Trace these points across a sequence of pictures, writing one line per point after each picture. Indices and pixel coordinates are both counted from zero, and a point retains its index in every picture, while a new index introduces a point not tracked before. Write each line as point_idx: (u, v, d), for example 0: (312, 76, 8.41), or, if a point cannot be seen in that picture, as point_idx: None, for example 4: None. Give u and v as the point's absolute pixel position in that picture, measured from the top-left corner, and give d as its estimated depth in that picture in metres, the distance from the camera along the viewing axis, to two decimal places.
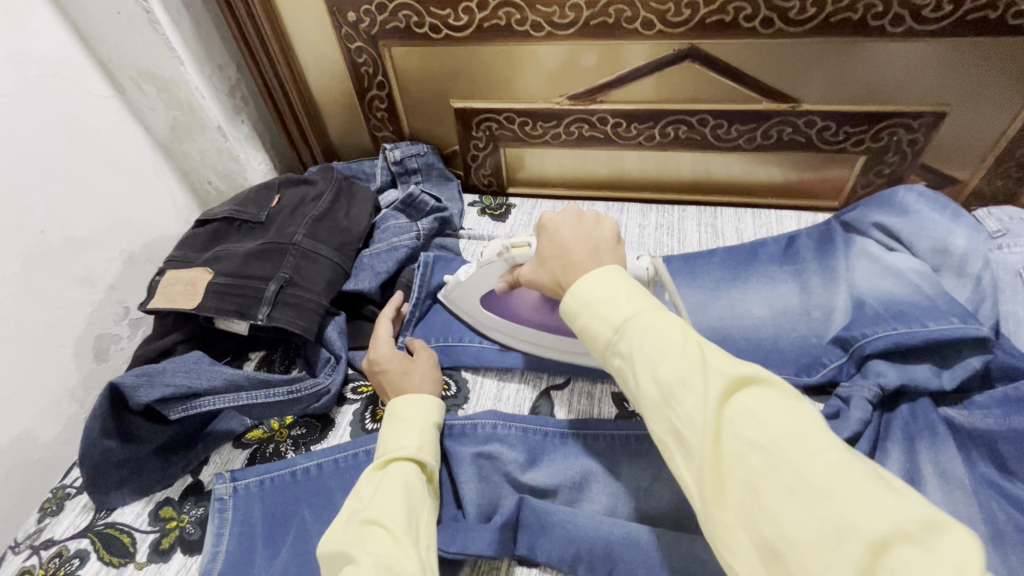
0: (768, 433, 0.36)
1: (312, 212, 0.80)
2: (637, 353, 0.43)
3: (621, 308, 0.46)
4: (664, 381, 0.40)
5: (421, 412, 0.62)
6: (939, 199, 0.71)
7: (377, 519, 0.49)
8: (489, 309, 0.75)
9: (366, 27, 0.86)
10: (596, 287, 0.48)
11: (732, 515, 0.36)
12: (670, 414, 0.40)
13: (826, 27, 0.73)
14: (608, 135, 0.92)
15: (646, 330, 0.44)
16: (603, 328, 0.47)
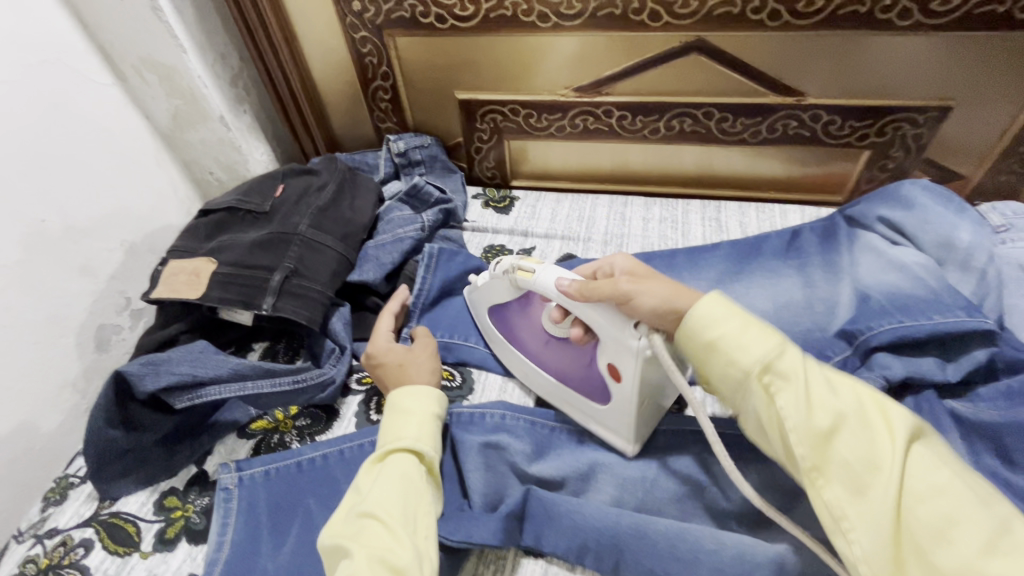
0: (946, 484, 0.38)
1: (316, 202, 0.80)
2: (804, 390, 0.44)
3: (760, 342, 0.46)
4: (834, 417, 0.42)
5: (422, 403, 0.61)
6: (945, 194, 0.72)
7: (372, 513, 0.49)
8: (491, 314, 0.73)
9: (371, 16, 0.86)
10: (711, 317, 0.49)
11: (855, 545, 0.39)
12: (833, 452, 0.42)
13: (833, 20, 0.73)
14: (613, 128, 0.92)
15: (804, 365, 0.45)
16: (733, 367, 0.47)
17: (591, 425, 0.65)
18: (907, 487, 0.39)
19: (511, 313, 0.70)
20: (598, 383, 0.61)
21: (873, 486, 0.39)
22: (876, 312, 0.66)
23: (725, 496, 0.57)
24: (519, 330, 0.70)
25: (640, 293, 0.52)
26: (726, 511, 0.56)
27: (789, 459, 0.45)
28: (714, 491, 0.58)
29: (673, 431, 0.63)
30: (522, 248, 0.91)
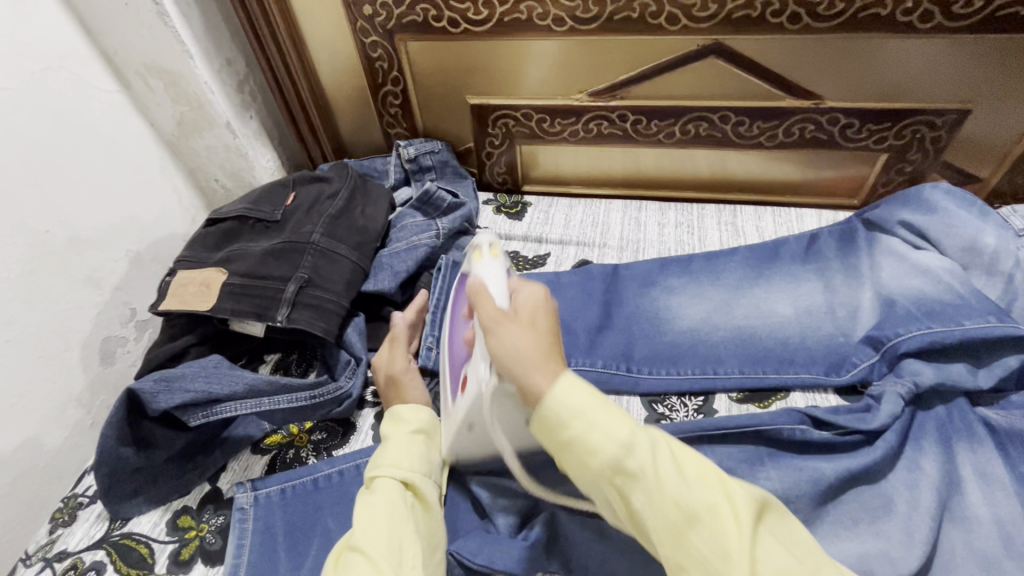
0: (692, 492, 0.41)
1: (329, 210, 0.78)
2: (565, 422, 0.44)
3: (542, 374, 0.46)
4: (597, 449, 0.43)
5: (400, 424, 0.60)
6: (966, 197, 0.71)
7: (353, 548, 0.49)
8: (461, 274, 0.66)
9: (382, 21, 0.84)
10: (564, 401, 0.44)
11: (657, 555, 0.42)
12: (614, 481, 0.43)
13: (854, 22, 0.72)
14: (628, 132, 0.90)
15: (558, 393, 0.44)
16: (516, 394, 0.47)
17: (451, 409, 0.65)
18: (668, 496, 0.41)
19: (462, 295, 0.63)
20: (455, 390, 0.59)
21: (646, 502, 0.42)
22: (902, 318, 0.66)
23: None
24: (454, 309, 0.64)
25: (498, 335, 0.47)
26: None
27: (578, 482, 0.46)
28: None
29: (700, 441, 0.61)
30: (537, 254, 0.89)
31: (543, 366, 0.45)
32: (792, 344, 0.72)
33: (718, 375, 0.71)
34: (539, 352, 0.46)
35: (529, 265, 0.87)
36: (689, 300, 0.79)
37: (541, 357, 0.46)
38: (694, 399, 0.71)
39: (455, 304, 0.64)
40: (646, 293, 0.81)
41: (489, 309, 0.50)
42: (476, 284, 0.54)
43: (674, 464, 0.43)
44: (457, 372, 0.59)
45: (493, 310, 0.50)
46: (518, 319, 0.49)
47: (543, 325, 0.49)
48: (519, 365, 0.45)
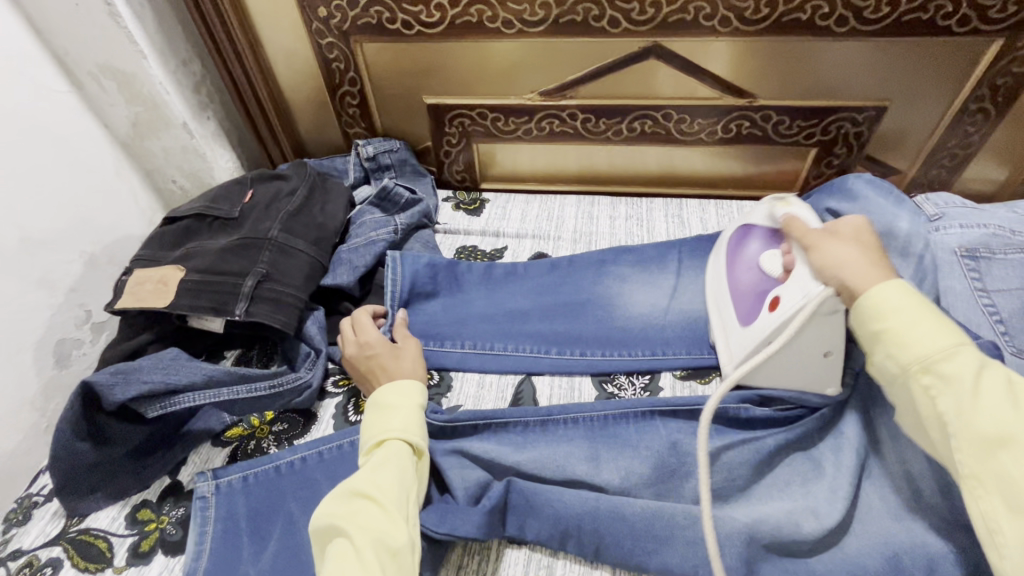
0: None
1: (287, 207, 0.80)
2: (969, 393, 0.44)
3: (933, 336, 0.47)
4: (1010, 437, 0.42)
5: (408, 396, 0.62)
6: (886, 186, 0.79)
7: (370, 496, 0.52)
8: (733, 230, 0.76)
9: (337, 23, 0.86)
10: (887, 300, 0.50)
11: (1007, 555, 0.41)
12: (997, 461, 0.42)
13: (778, 26, 0.78)
14: (578, 130, 0.95)
15: (978, 370, 0.45)
16: (907, 354, 0.48)
17: (720, 343, 0.72)
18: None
19: (748, 234, 0.73)
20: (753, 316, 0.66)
21: None
22: None
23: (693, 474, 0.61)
24: (737, 250, 0.74)
25: (828, 249, 0.57)
26: (703, 490, 0.60)
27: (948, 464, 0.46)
28: (683, 470, 0.61)
29: (644, 415, 0.65)
30: (495, 248, 0.92)
31: (876, 271, 0.53)
32: None
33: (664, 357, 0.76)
34: (872, 254, 0.55)
35: (487, 257, 0.91)
36: (638, 287, 0.83)
37: (871, 258, 0.55)
38: (640, 377, 0.74)
39: (733, 251, 0.74)
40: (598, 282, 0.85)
41: (816, 233, 0.60)
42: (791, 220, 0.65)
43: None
44: (750, 298, 0.68)
45: (817, 233, 0.60)
46: (844, 236, 0.58)
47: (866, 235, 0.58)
48: (850, 267, 0.54)
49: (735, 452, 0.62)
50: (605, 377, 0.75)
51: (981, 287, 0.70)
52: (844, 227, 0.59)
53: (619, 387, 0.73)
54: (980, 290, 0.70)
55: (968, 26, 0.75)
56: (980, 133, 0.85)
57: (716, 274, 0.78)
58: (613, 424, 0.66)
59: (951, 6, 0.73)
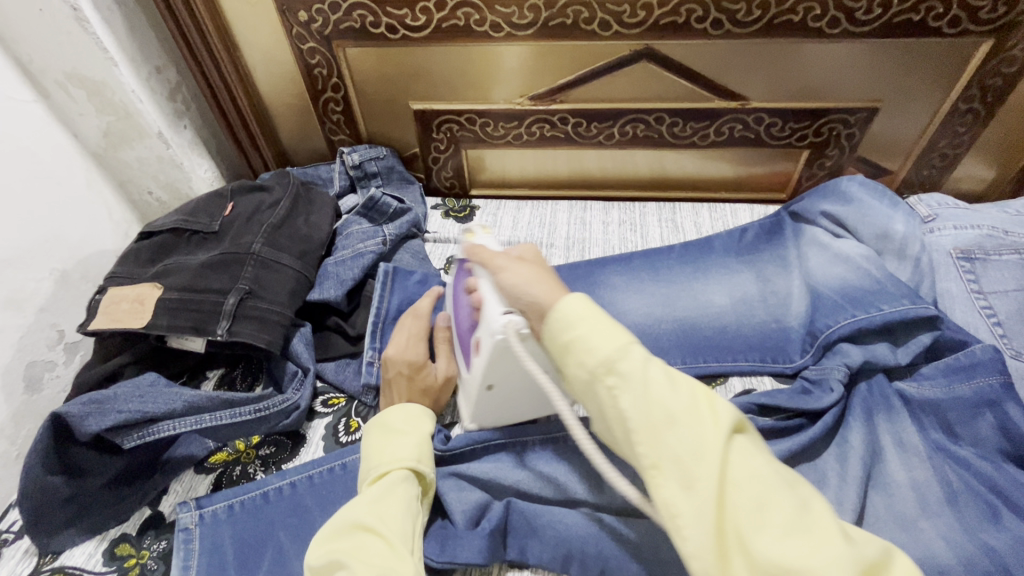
0: (765, 480, 0.39)
1: (270, 219, 0.76)
2: (642, 389, 0.42)
3: (606, 340, 0.45)
4: (667, 416, 0.41)
5: (419, 424, 0.61)
6: (879, 189, 0.78)
7: (374, 529, 0.49)
8: (456, 262, 0.69)
9: (318, 27, 0.83)
10: (572, 313, 0.47)
11: (688, 541, 0.39)
12: (665, 445, 0.41)
13: (770, 28, 0.77)
14: (569, 135, 0.93)
15: (644, 364, 0.44)
16: (593, 354, 0.45)
17: (458, 384, 0.69)
18: (728, 482, 0.39)
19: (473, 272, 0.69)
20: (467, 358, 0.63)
21: (702, 483, 0.39)
22: (831, 309, 0.70)
23: None
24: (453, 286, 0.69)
25: (508, 271, 0.53)
26: None
27: (633, 457, 0.43)
28: None
29: None
30: None
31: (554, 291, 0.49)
32: (731, 331, 0.76)
33: None
34: (549, 279, 0.51)
35: None
36: (634, 295, 0.82)
37: (551, 281, 0.51)
38: None
39: (455, 287, 0.68)
40: (593, 291, 0.83)
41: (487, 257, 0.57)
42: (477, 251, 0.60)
43: (746, 459, 0.40)
44: (466, 341, 0.63)
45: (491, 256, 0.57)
46: (524, 260, 0.55)
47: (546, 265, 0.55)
48: (523, 288, 0.51)
49: None
50: None
51: (978, 289, 0.71)
52: (513, 255, 0.56)
53: None
54: (976, 292, 0.70)
55: (960, 27, 0.74)
56: (970, 132, 0.85)
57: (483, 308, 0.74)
58: None
59: (942, 7, 0.73)
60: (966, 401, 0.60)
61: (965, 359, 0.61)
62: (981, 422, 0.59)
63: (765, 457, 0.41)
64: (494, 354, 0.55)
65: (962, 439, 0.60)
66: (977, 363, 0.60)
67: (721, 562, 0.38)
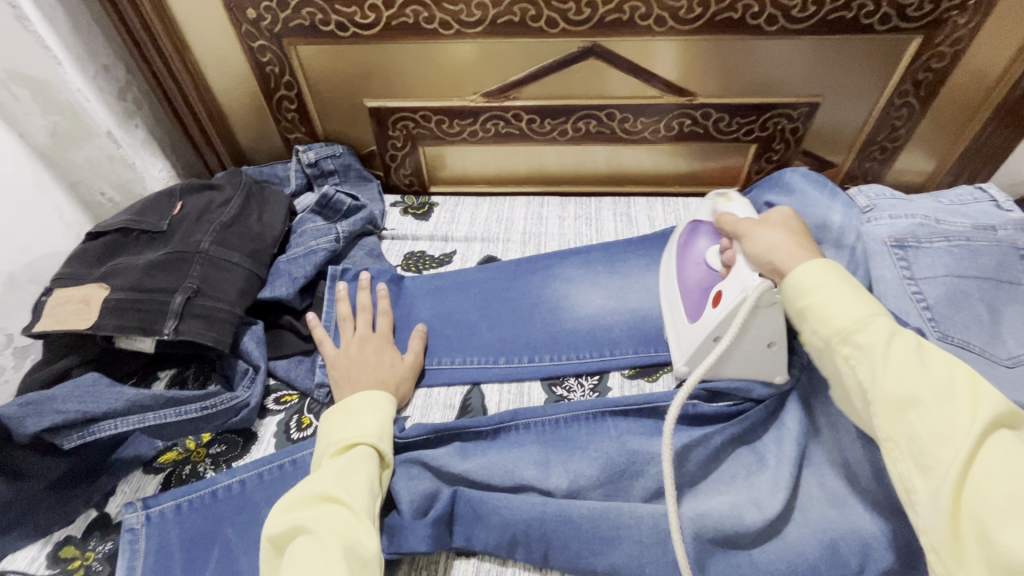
0: (1005, 467, 0.38)
1: (220, 217, 0.76)
2: (881, 360, 0.44)
3: (848, 309, 0.47)
4: (915, 394, 0.42)
5: (380, 406, 0.63)
6: (819, 180, 0.82)
7: (338, 498, 0.51)
8: (687, 225, 0.76)
9: (268, 25, 0.83)
10: (813, 279, 0.50)
11: (921, 516, 0.41)
12: (907, 424, 0.42)
13: (711, 26, 0.79)
14: (523, 131, 0.94)
15: (888, 337, 0.45)
16: (824, 328, 0.48)
17: (670, 339, 0.74)
18: (974, 470, 0.39)
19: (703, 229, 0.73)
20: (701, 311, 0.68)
21: (942, 462, 0.40)
22: None
23: (641, 473, 0.61)
24: (687, 248, 0.74)
25: (757, 238, 0.58)
26: (650, 489, 0.60)
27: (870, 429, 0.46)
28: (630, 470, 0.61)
29: (592, 417, 0.65)
30: (443, 252, 0.91)
31: (804, 253, 0.53)
32: None
33: (612, 357, 0.75)
34: (795, 242, 0.55)
35: (435, 263, 0.89)
36: (587, 288, 0.83)
37: (800, 243, 0.55)
38: (589, 379, 0.74)
39: (685, 244, 0.75)
40: (547, 285, 0.84)
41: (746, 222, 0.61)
42: (726, 219, 0.66)
43: (1008, 451, 0.39)
44: (698, 298, 0.69)
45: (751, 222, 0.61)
46: (772, 223, 0.59)
47: (797, 226, 0.58)
48: (775, 254, 0.55)
49: (682, 450, 0.62)
50: (554, 380, 0.74)
51: (909, 276, 0.73)
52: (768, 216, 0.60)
53: (568, 390, 0.73)
54: (908, 278, 0.73)
55: (890, 24, 0.77)
56: (906, 126, 0.89)
57: (669, 265, 0.78)
58: (564, 428, 0.65)
59: (872, 5, 0.76)
60: None
61: None
62: None
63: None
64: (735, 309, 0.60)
65: None
66: None
67: (953, 547, 0.39)
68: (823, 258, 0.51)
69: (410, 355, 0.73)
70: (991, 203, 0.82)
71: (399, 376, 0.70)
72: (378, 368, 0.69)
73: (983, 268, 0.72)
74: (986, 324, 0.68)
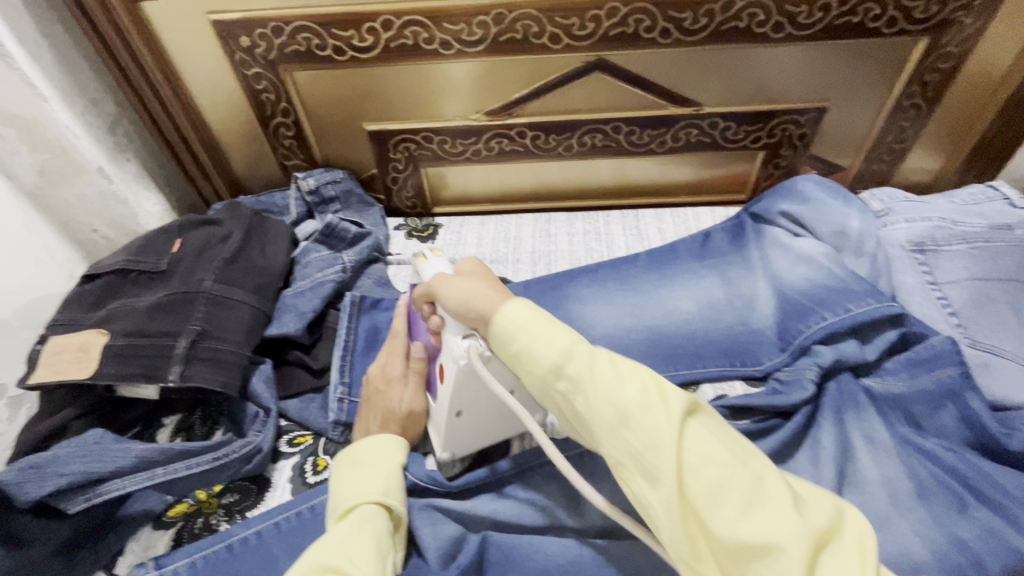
0: (722, 457, 0.38)
1: (221, 254, 0.73)
2: (592, 386, 0.43)
3: (550, 342, 0.45)
4: (624, 411, 0.41)
5: (387, 456, 0.59)
6: (832, 186, 0.80)
7: (340, 570, 0.46)
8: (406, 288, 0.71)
9: (262, 52, 0.80)
10: (516, 321, 0.47)
11: (663, 533, 0.40)
12: (625, 442, 0.41)
13: (717, 35, 0.78)
14: (528, 148, 0.92)
15: (590, 362, 0.44)
16: (541, 360, 0.45)
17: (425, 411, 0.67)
18: (685, 468, 0.39)
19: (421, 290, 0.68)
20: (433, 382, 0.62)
21: (663, 470, 0.39)
22: (800, 314, 0.70)
23: None
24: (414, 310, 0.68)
25: (447, 294, 0.53)
26: None
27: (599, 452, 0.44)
28: None
29: None
30: None
31: (499, 296, 0.50)
32: (699, 338, 0.76)
33: None
34: (494, 286, 0.52)
35: None
36: (603, 307, 0.81)
37: (495, 291, 0.51)
38: None
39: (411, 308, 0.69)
40: (560, 305, 0.82)
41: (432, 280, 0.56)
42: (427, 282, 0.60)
43: (700, 437, 0.40)
44: (432, 366, 0.63)
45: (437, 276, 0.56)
46: (467, 274, 0.55)
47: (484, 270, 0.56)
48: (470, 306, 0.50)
49: None
50: None
51: (932, 280, 0.72)
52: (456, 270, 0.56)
53: None
54: (931, 283, 0.72)
55: (896, 27, 0.77)
56: (913, 127, 0.88)
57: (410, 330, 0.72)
58: (590, 460, 0.61)
59: (879, 8, 0.75)
60: (929, 394, 0.60)
61: (925, 352, 0.63)
62: (942, 413, 0.60)
63: (732, 430, 0.41)
64: (461, 377, 0.55)
65: (927, 431, 0.60)
66: (937, 356, 0.62)
67: (689, 552, 0.38)
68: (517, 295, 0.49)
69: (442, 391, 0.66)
70: (1005, 201, 0.81)
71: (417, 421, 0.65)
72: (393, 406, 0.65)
73: (1006, 270, 0.71)
74: (1016, 327, 0.67)
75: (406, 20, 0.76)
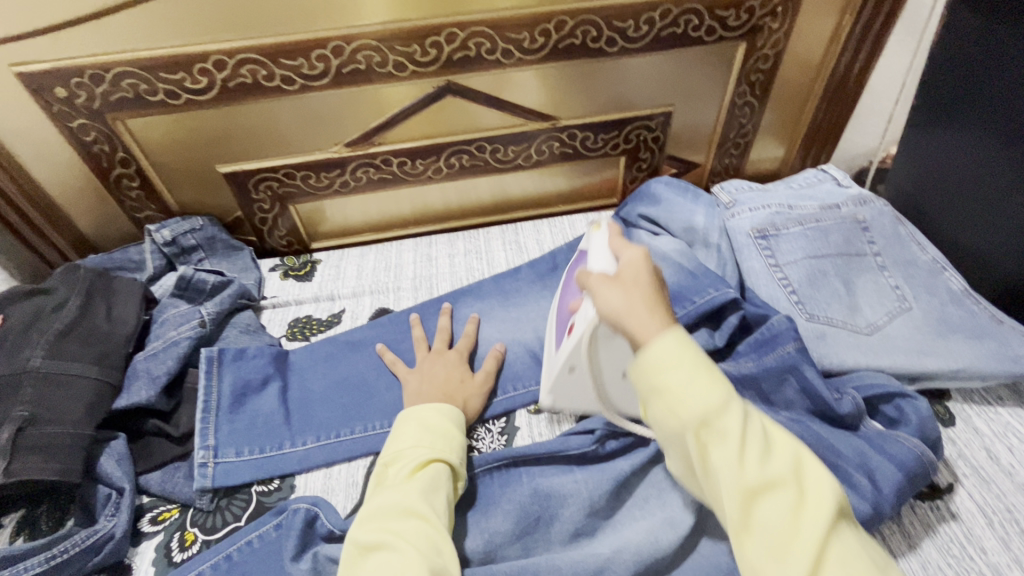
0: (773, 481, 0.42)
1: (54, 325, 0.67)
2: (675, 381, 0.45)
3: (653, 347, 0.46)
4: (687, 407, 0.44)
5: (444, 420, 0.61)
6: (680, 185, 0.87)
7: (423, 515, 0.51)
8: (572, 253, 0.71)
9: (84, 102, 0.75)
10: (615, 305, 0.50)
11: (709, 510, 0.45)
12: (694, 437, 0.44)
13: (557, 52, 0.81)
14: (396, 174, 0.91)
15: (678, 361, 0.45)
16: (628, 363, 0.48)
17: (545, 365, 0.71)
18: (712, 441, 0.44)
19: (579, 257, 0.69)
20: (562, 336, 0.65)
21: (716, 477, 0.43)
22: None
23: (558, 518, 0.59)
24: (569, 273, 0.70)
25: (603, 293, 0.51)
26: (570, 529, 0.59)
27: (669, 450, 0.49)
28: (547, 516, 0.60)
29: (504, 468, 0.64)
30: (331, 313, 0.85)
31: (648, 315, 0.48)
32: None
33: (518, 393, 0.73)
34: (644, 305, 0.49)
35: (323, 326, 0.83)
36: (485, 324, 0.81)
37: (646, 308, 0.48)
38: (496, 422, 0.71)
39: (570, 269, 0.70)
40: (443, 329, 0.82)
41: (597, 276, 0.54)
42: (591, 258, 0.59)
43: (768, 457, 0.43)
44: (565, 325, 0.66)
45: (603, 273, 0.54)
46: (623, 278, 0.52)
47: (650, 284, 0.51)
48: (622, 321, 0.49)
49: (596, 484, 0.61)
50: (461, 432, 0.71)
51: (775, 264, 0.78)
52: (624, 267, 0.53)
53: (476, 439, 0.69)
54: (774, 266, 0.77)
55: (716, 35, 0.83)
56: (751, 122, 0.96)
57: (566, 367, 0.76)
58: (477, 486, 0.63)
59: (696, 19, 0.81)
60: (773, 371, 0.65)
61: (767, 333, 0.68)
62: (786, 387, 0.65)
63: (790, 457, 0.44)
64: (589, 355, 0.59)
65: (777, 404, 0.65)
66: (776, 335, 0.67)
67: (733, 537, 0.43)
68: (669, 324, 0.47)
69: (483, 374, 0.72)
70: (833, 182, 0.90)
71: (469, 394, 0.69)
72: (452, 380, 0.70)
73: (834, 245, 0.78)
74: (844, 298, 0.74)
75: (240, 58, 0.74)
